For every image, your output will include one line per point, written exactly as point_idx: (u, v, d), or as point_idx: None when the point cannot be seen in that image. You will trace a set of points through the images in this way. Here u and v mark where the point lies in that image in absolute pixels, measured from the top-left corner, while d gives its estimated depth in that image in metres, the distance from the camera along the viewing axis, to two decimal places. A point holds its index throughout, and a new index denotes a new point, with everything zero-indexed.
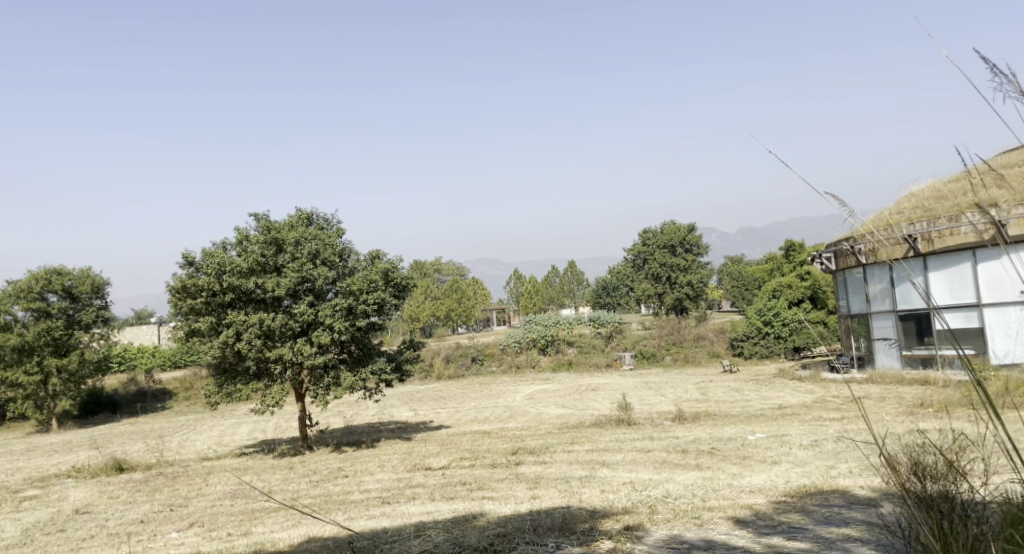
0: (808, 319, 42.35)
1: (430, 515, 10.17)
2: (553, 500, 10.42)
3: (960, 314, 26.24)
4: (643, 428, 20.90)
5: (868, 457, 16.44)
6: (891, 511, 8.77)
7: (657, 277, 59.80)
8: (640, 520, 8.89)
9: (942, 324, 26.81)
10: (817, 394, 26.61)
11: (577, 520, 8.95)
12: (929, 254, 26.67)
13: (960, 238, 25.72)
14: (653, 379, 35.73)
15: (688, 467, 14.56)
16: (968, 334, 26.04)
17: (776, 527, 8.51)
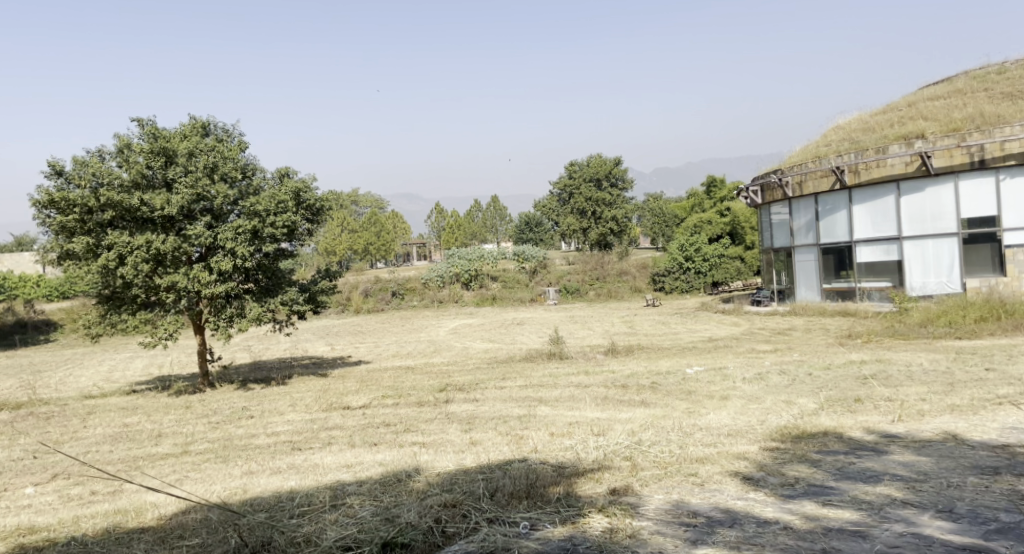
0: (727, 255, 41.66)
1: (357, 471, 8.32)
2: (502, 449, 8.68)
3: (879, 248, 26.15)
4: (577, 362, 19.38)
5: (824, 390, 15.22)
6: (925, 464, 7.30)
7: (583, 211, 58.23)
8: (626, 482, 7.28)
9: (862, 257, 26.53)
10: (747, 326, 25.63)
11: (544, 483, 7.30)
12: (854, 187, 26.37)
13: (886, 173, 25.55)
14: (579, 312, 34.40)
15: (635, 403, 13.04)
16: (887, 268, 26.01)
17: (795, 488, 6.94)
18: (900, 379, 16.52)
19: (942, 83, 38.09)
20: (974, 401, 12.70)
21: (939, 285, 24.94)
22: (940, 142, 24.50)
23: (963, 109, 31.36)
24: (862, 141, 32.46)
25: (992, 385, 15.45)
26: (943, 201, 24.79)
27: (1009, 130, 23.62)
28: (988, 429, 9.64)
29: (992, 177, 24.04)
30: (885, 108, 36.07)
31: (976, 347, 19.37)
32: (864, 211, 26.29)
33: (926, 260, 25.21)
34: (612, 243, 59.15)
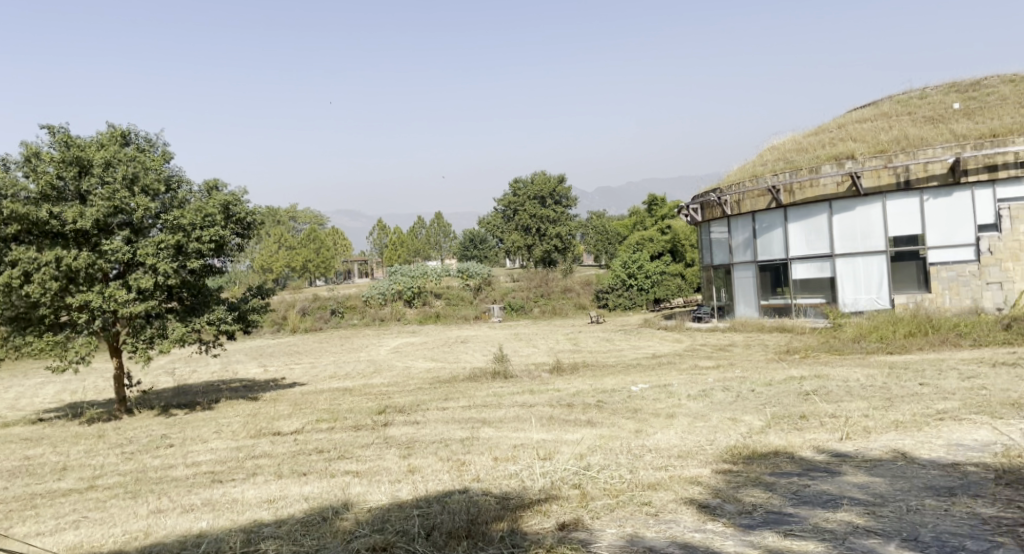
0: (669, 272, 41.79)
1: (282, 507, 7.75)
2: (441, 478, 8.20)
3: (813, 265, 26.34)
4: (521, 381, 18.95)
5: (770, 406, 15.04)
6: (883, 486, 7.00)
7: (527, 229, 58.01)
8: (576, 515, 6.87)
9: (797, 273, 26.69)
10: (688, 343, 25.53)
11: (486, 518, 6.86)
12: (790, 205, 26.58)
13: (819, 193, 25.90)
14: (523, 330, 34.02)
15: (580, 423, 12.66)
16: (820, 285, 26.19)
17: (755, 517, 6.60)
18: (842, 395, 16.47)
19: (870, 106, 38.90)
20: (918, 417, 12.59)
21: (871, 301, 25.16)
22: (868, 163, 24.96)
23: (897, 127, 31.91)
24: (796, 160, 32.85)
25: (933, 400, 15.44)
26: (873, 219, 25.12)
27: (933, 151, 24.13)
28: (937, 447, 9.44)
29: (918, 196, 24.44)
30: (819, 128, 36.64)
31: (911, 362, 19.51)
32: (799, 227, 26.52)
33: (857, 277, 25.45)
34: (556, 260, 58.95)
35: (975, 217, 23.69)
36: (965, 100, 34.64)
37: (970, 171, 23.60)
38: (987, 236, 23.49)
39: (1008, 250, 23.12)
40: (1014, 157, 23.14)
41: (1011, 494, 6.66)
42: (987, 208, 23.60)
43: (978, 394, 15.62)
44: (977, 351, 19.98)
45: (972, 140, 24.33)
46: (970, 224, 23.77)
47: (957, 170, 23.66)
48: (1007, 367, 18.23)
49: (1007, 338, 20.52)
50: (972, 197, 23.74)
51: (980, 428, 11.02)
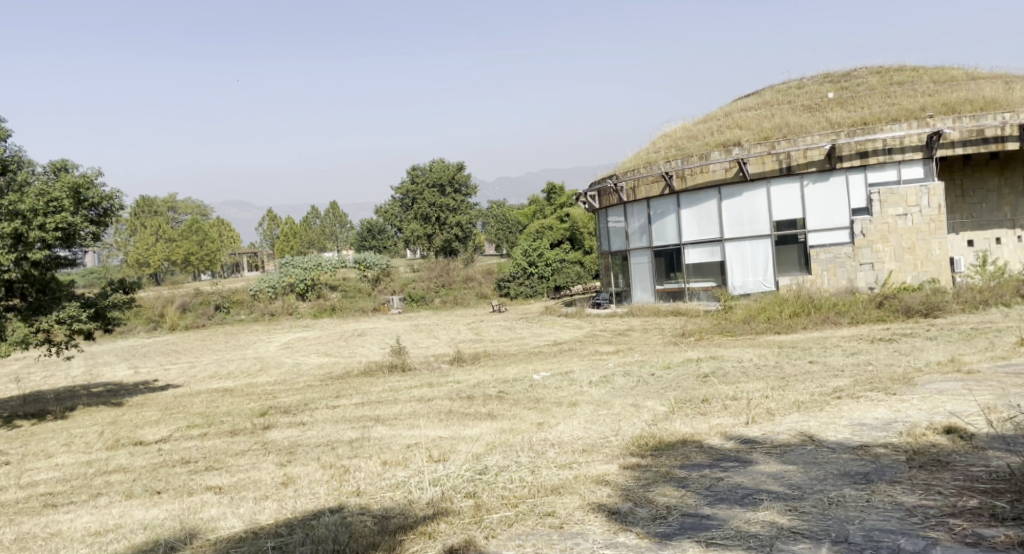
0: (569, 259, 41.61)
1: (106, 543, 6.98)
2: (315, 495, 7.40)
3: (704, 249, 26.40)
4: (417, 373, 18.14)
5: (672, 391, 14.65)
6: (800, 476, 6.53)
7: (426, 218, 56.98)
8: (470, 535, 6.16)
9: (689, 258, 26.70)
10: (586, 328, 25.20)
11: (361, 545, 6.10)
12: (681, 192, 26.50)
13: (709, 178, 25.89)
14: (422, 321, 33.14)
15: (478, 416, 11.97)
16: (711, 269, 26.29)
17: (671, 524, 6.02)
18: (739, 376, 16.29)
19: (751, 94, 39.55)
20: (817, 396, 12.36)
21: (757, 283, 25.42)
22: (753, 150, 25.14)
23: (785, 112, 32.33)
24: (686, 147, 33.01)
25: (828, 377, 15.38)
26: (759, 204, 25.34)
27: (812, 138, 24.53)
28: (841, 427, 9.11)
29: (798, 182, 24.81)
30: (706, 116, 36.99)
31: (799, 341, 19.64)
32: (689, 213, 26.52)
33: (745, 260, 25.66)
34: (456, 250, 58.01)
35: (850, 202, 24.21)
36: (842, 88, 35.56)
37: (844, 157, 24.06)
38: (859, 220, 23.86)
39: (879, 233, 23.40)
40: (883, 143, 23.71)
41: (929, 478, 6.30)
42: (859, 192, 24.13)
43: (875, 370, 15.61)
44: (858, 329, 20.34)
45: (847, 127, 24.87)
46: (845, 209, 24.28)
47: (833, 156, 24.13)
48: (887, 343, 18.53)
49: (881, 315, 21.09)
50: (846, 182, 24.24)
51: (878, 405, 10.81)
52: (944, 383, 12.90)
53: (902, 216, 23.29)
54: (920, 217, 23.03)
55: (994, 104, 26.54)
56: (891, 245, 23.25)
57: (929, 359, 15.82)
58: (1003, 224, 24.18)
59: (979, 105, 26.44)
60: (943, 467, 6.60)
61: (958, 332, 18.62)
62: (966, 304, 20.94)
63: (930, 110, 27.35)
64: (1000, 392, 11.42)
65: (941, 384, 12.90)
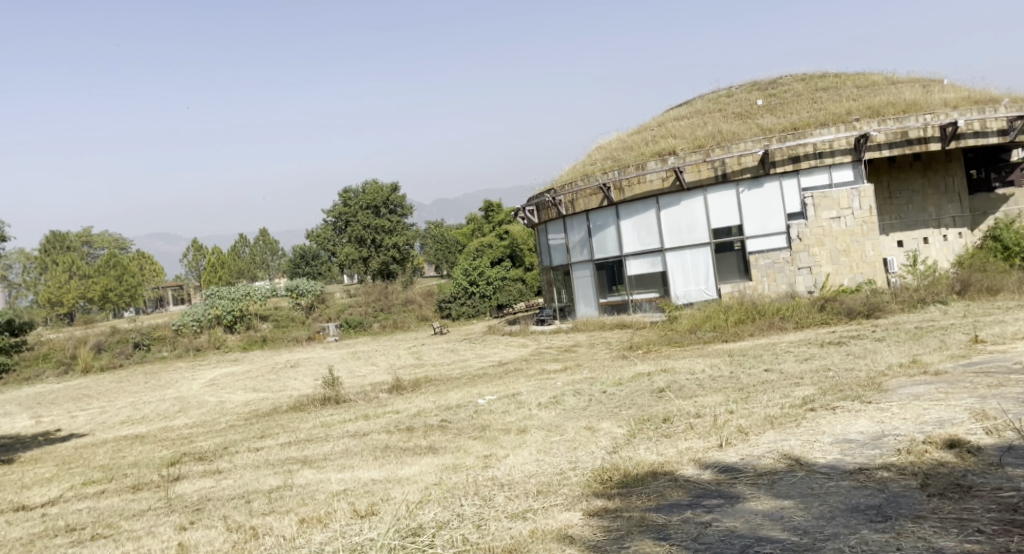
0: (510, 277, 40.79)
1: None
2: None
3: (645, 260, 25.52)
4: (354, 405, 16.74)
5: (628, 409, 13.60)
6: (804, 518, 5.72)
7: (361, 240, 55.22)
8: None
9: (631, 270, 25.80)
10: (533, 346, 24.08)
11: None
12: (620, 203, 25.60)
13: (646, 189, 25.02)
14: (360, 348, 31.60)
15: (419, 450, 10.72)
16: (653, 280, 25.44)
17: None
18: (696, 389, 15.36)
19: (683, 104, 39.22)
20: (787, 408, 11.42)
21: (700, 292, 24.66)
22: (688, 158, 24.46)
23: (715, 121, 31.92)
24: (622, 158, 32.27)
25: (789, 386, 14.48)
26: (696, 213, 24.62)
27: (745, 145, 23.94)
28: (827, 447, 8.20)
29: (733, 189, 24.15)
30: (640, 126, 36.39)
31: (747, 349, 18.85)
32: (630, 224, 25.63)
33: (687, 269, 24.87)
34: (394, 272, 56.48)
35: (784, 207, 23.63)
36: (771, 95, 35.37)
37: (777, 163, 23.51)
38: (795, 225, 23.39)
39: (814, 236, 23.07)
40: (814, 148, 23.27)
41: (958, 512, 5.55)
42: (793, 197, 23.60)
43: (837, 375, 14.84)
44: (804, 333, 19.67)
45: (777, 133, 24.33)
46: (780, 214, 23.70)
47: (766, 162, 23.51)
48: (835, 346, 17.84)
49: (824, 318, 20.44)
50: (780, 187, 23.69)
51: (857, 418, 9.91)
52: (916, 387, 12.14)
53: (836, 219, 22.94)
54: (852, 219, 22.81)
55: (916, 105, 26.45)
56: (826, 249, 22.88)
57: (889, 361, 15.05)
58: (929, 223, 24.24)
59: (903, 108, 26.19)
60: (967, 496, 5.83)
61: (903, 332, 17.99)
62: (906, 303, 20.48)
63: (860, 113, 27.12)
64: (980, 396, 10.64)
65: (914, 388, 12.11)
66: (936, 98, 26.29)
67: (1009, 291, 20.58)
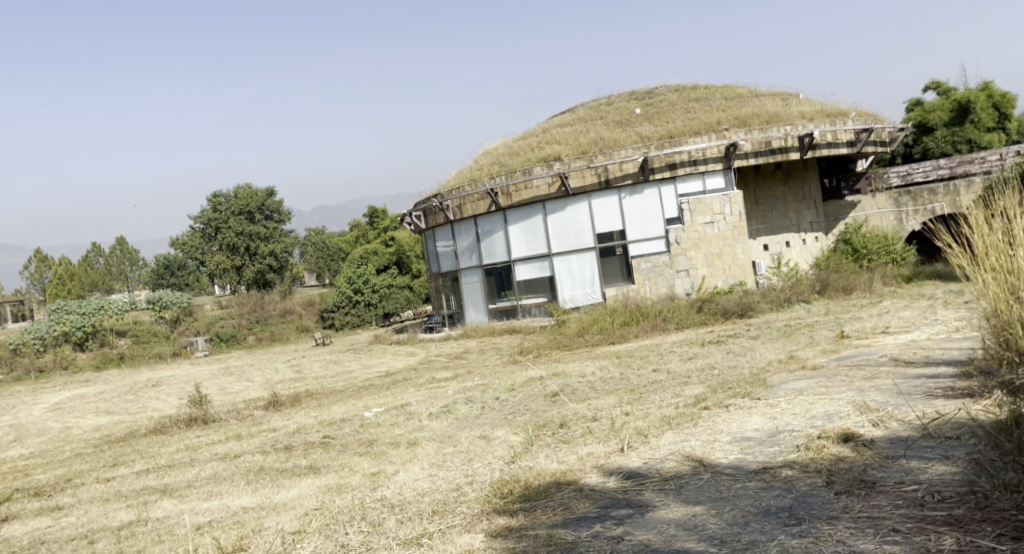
0: (395, 284, 40.16)
1: None
2: None
3: (533, 265, 25.43)
4: (223, 425, 15.85)
5: (521, 415, 13.30)
6: (717, 525, 5.61)
7: (233, 248, 53.43)
8: None
9: (520, 275, 25.65)
10: (421, 355, 23.52)
11: None
12: (508, 208, 25.38)
13: (533, 195, 24.86)
14: (233, 362, 30.26)
15: (297, 472, 10.23)
16: (541, 284, 25.38)
17: None
18: (589, 391, 15.24)
19: (565, 111, 39.53)
20: (683, 408, 11.30)
21: (587, 296, 24.74)
22: (573, 164, 24.40)
23: (595, 130, 32.26)
24: (508, 164, 32.18)
25: (679, 386, 14.47)
26: (582, 218, 24.70)
27: (626, 151, 24.23)
28: (728, 446, 8.11)
29: (616, 195, 24.38)
30: (526, 131, 36.44)
31: (636, 350, 18.93)
32: (517, 229, 25.48)
33: (574, 273, 24.93)
34: (271, 282, 54.51)
35: (663, 213, 24.02)
36: (649, 104, 36.08)
37: (656, 169, 23.82)
38: (673, 229, 23.88)
39: (690, 241, 23.64)
40: (689, 155, 23.80)
41: (868, 511, 5.53)
42: (671, 203, 24.00)
43: (723, 372, 15.00)
44: (685, 333, 19.96)
45: (654, 141, 24.77)
46: (659, 219, 24.12)
47: (646, 169, 23.81)
48: (717, 345, 18.16)
49: (702, 319, 20.94)
50: (658, 194, 24.10)
51: (752, 414, 9.63)
52: (797, 382, 11.88)
53: (709, 223, 23.64)
54: (724, 224, 23.55)
55: (777, 117, 27.41)
56: (701, 253, 23.51)
57: (769, 357, 15.27)
58: (790, 228, 25.55)
59: (767, 119, 26.95)
60: (874, 492, 5.84)
61: (775, 330, 18.49)
62: (774, 302, 21.25)
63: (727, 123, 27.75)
64: (857, 389, 10.55)
65: (794, 381, 12.11)
66: (795, 111, 27.24)
67: (860, 290, 21.49)
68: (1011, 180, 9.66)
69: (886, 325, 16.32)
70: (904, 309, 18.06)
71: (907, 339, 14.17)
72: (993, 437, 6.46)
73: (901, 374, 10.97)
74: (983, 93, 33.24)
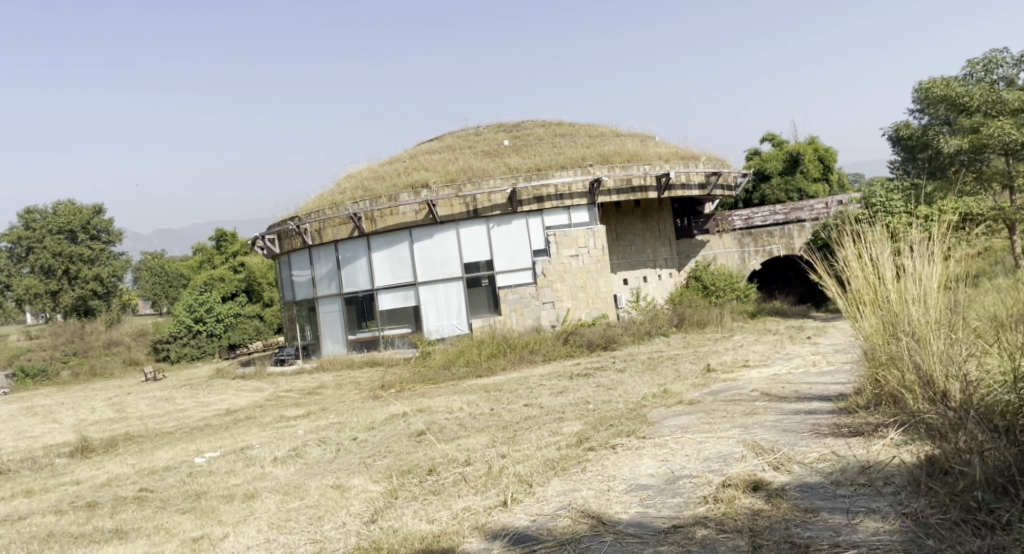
0: (242, 314, 37.86)
1: None
2: None
3: (397, 294, 24.10)
4: (11, 479, 13.80)
5: (379, 459, 11.93)
6: None
7: (48, 270, 49.36)
8: None
9: (383, 304, 24.25)
10: (270, 390, 21.66)
11: None
12: (372, 234, 24.00)
13: (399, 221, 23.62)
14: (41, 401, 27.14)
15: (99, 538, 9.53)
16: (405, 314, 24.06)
17: None
18: (456, 430, 14.06)
19: (434, 139, 38.67)
20: (565, 449, 10.26)
21: (452, 327, 23.62)
22: (441, 192, 23.38)
23: (456, 162, 31.35)
24: (372, 189, 30.75)
25: (554, 422, 13.38)
26: (449, 247, 23.67)
27: (494, 181, 23.57)
28: (628, 498, 7.26)
29: (484, 225, 23.59)
30: (390, 158, 35.25)
31: (504, 384, 17.92)
32: (382, 255, 24.13)
33: (441, 303, 23.78)
34: (94, 310, 50.65)
35: (530, 244, 23.49)
36: (515, 136, 35.63)
37: (524, 202, 23.29)
38: (540, 260, 23.33)
39: (555, 273, 23.16)
40: (555, 189, 23.38)
41: None
42: (538, 235, 23.54)
43: (592, 407, 14.13)
44: (552, 365, 19.18)
45: (521, 172, 24.22)
46: (526, 250, 23.50)
47: (513, 201, 23.19)
48: (585, 378, 17.38)
49: (568, 351, 20.22)
50: (526, 225, 23.52)
51: (642, 457, 8.70)
52: (676, 418, 10.53)
53: (575, 256, 23.27)
54: (588, 257, 23.28)
55: (637, 156, 27.37)
56: (566, 284, 23.05)
57: (643, 391, 14.26)
58: (648, 264, 25.29)
59: (627, 158, 26.88)
60: None
61: (639, 362, 17.91)
62: (636, 335, 20.77)
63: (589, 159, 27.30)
64: (742, 425, 9.14)
65: (674, 417, 10.68)
66: (652, 151, 27.25)
67: (714, 323, 21.32)
68: (874, 218, 9.66)
69: (746, 358, 15.44)
70: (758, 342, 17.83)
71: (770, 373, 12.90)
72: (927, 487, 5.79)
73: (781, 410, 9.59)
74: (809, 146, 32.82)
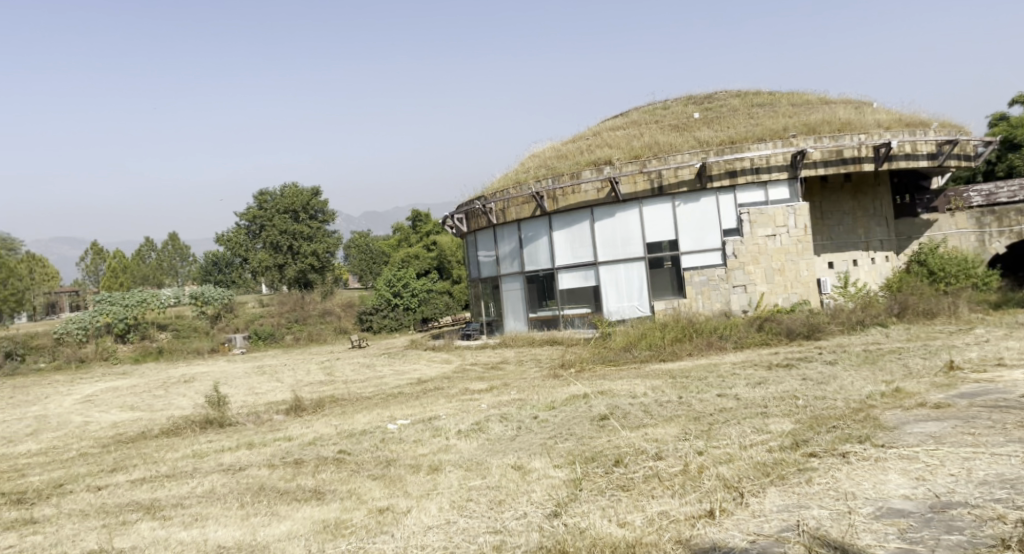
0: (434, 289, 37.98)
1: None
2: None
3: (577, 274, 22.85)
4: (238, 430, 13.76)
5: (561, 444, 10.66)
6: None
7: (276, 247, 51.83)
8: None
9: (563, 283, 23.07)
10: (457, 362, 21.11)
11: None
12: (553, 212, 22.88)
13: (580, 200, 22.38)
14: (270, 361, 28.17)
15: (301, 498, 8.94)
16: (585, 294, 22.78)
17: None
18: (642, 418, 12.61)
19: (618, 115, 37.06)
20: (781, 451, 8.60)
21: (633, 308, 22.13)
22: (624, 168, 21.96)
23: (641, 138, 29.62)
24: (558, 167, 29.65)
25: (758, 418, 11.50)
26: (632, 225, 22.13)
27: (682, 156, 21.75)
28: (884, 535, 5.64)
29: (669, 202, 21.83)
30: (576, 134, 34.06)
31: (691, 371, 16.27)
32: (564, 234, 22.93)
33: (623, 284, 22.30)
34: (313, 283, 52.53)
35: (720, 223, 21.50)
36: (707, 108, 33.39)
37: (714, 177, 21.34)
38: (730, 241, 21.28)
39: (750, 254, 21.03)
40: (750, 162, 21.21)
41: None
42: (729, 213, 21.47)
43: (806, 402, 12.26)
44: (746, 354, 17.34)
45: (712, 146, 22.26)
46: (715, 229, 21.52)
47: (703, 176, 21.34)
48: (785, 369, 15.47)
49: (763, 339, 18.25)
50: (716, 204, 21.52)
51: (885, 472, 6.96)
52: (921, 426, 8.59)
53: (771, 236, 21.02)
54: (787, 238, 20.88)
55: (849, 125, 24.53)
56: (760, 267, 20.90)
57: (864, 389, 12.24)
58: (858, 246, 22.75)
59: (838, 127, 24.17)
60: None
61: (855, 355, 15.70)
62: (844, 325, 18.45)
63: (792, 130, 24.72)
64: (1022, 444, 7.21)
65: (923, 426, 8.60)
66: (867, 118, 24.35)
67: (945, 315, 18.66)
68: None
69: (997, 355, 12.97)
70: (1008, 337, 15.16)
71: None
72: None
73: None
74: None
